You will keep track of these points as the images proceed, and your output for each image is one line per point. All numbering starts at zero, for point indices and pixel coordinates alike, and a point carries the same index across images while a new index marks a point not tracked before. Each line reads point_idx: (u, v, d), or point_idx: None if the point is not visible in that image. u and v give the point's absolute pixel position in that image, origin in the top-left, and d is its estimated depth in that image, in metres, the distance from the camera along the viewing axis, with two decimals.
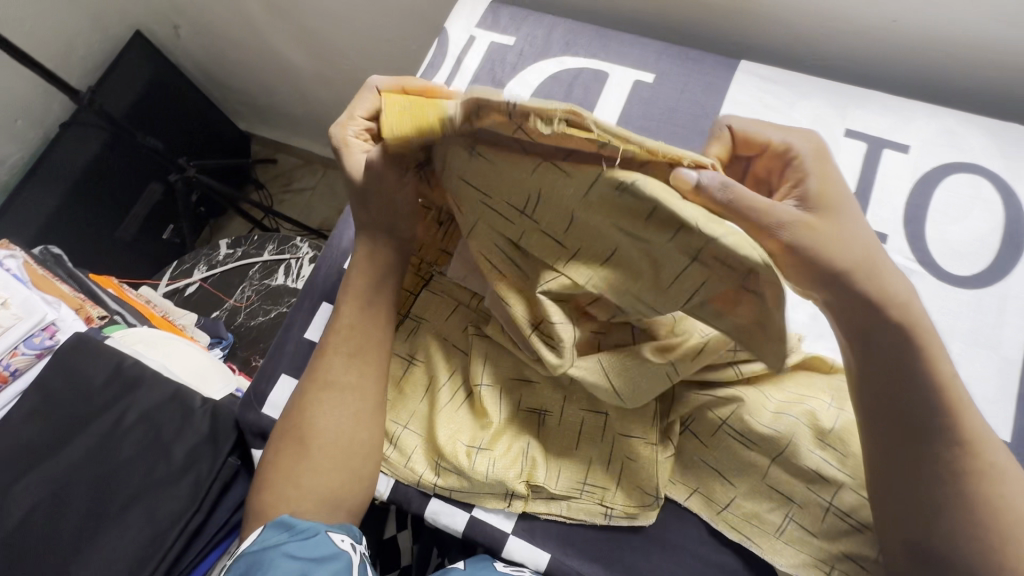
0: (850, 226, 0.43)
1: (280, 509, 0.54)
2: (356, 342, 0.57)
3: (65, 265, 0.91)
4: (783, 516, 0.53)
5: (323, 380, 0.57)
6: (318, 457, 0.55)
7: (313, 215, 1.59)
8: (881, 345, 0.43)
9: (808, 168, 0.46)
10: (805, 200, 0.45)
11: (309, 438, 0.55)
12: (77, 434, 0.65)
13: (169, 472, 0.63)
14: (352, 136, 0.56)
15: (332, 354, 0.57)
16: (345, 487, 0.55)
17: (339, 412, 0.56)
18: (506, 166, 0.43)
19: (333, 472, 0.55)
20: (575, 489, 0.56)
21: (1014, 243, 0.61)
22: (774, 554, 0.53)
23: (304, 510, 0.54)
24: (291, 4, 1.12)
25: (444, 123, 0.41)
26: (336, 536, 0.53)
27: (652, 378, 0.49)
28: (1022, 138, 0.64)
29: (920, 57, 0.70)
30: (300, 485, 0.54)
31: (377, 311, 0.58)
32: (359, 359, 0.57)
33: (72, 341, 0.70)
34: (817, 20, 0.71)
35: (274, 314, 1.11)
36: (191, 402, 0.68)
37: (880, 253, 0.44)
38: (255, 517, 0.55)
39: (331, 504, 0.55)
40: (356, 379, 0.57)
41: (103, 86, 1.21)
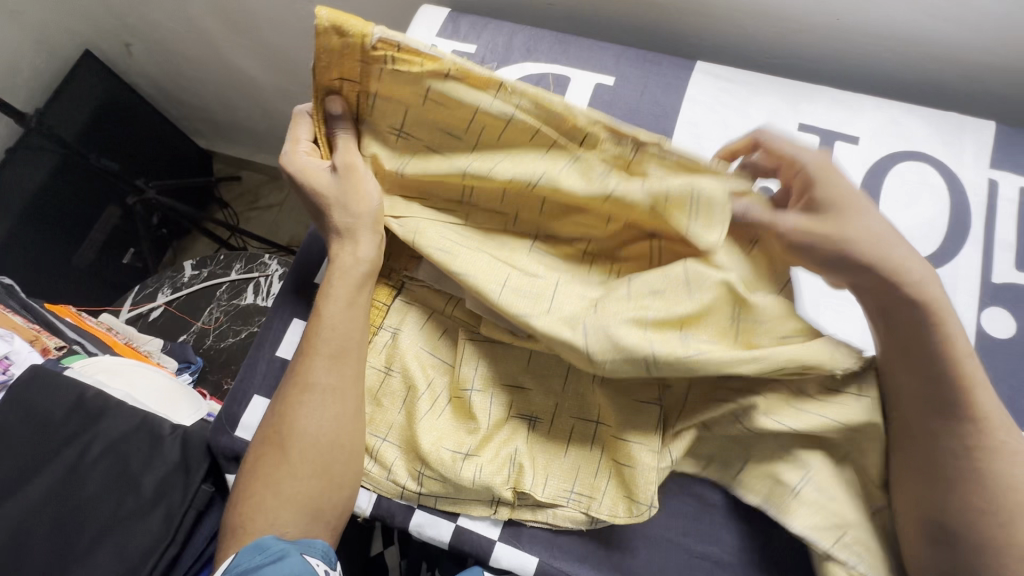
0: (856, 222, 0.46)
1: (259, 522, 0.52)
2: (339, 344, 0.56)
3: (18, 295, 0.87)
4: (800, 479, 0.51)
5: (303, 383, 0.55)
6: (298, 463, 0.53)
7: (281, 232, 1.56)
8: (910, 320, 0.45)
9: (811, 178, 0.49)
10: (811, 208, 0.49)
11: (291, 443, 0.54)
12: (38, 471, 0.61)
13: (138, 506, 0.61)
14: (303, 155, 0.57)
15: (313, 356, 0.55)
16: (324, 497, 0.54)
17: (319, 413, 0.54)
18: (438, 129, 0.55)
19: (314, 478, 0.53)
20: (561, 496, 0.56)
21: (959, 227, 0.63)
22: (791, 516, 0.51)
23: (285, 521, 0.52)
24: (248, 19, 1.11)
25: (371, 100, 0.55)
26: (312, 560, 0.51)
27: (636, 339, 0.47)
28: (959, 126, 0.67)
29: (862, 52, 0.73)
30: (280, 493, 0.53)
31: (357, 312, 0.57)
32: (342, 361, 0.55)
33: (28, 374, 0.66)
34: (765, 20, 0.74)
35: (244, 335, 1.08)
36: (159, 429, 0.65)
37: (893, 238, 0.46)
38: (233, 533, 0.53)
39: (310, 515, 0.53)
40: (338, 381, 0.55)
41: (52, 107, 1.17)
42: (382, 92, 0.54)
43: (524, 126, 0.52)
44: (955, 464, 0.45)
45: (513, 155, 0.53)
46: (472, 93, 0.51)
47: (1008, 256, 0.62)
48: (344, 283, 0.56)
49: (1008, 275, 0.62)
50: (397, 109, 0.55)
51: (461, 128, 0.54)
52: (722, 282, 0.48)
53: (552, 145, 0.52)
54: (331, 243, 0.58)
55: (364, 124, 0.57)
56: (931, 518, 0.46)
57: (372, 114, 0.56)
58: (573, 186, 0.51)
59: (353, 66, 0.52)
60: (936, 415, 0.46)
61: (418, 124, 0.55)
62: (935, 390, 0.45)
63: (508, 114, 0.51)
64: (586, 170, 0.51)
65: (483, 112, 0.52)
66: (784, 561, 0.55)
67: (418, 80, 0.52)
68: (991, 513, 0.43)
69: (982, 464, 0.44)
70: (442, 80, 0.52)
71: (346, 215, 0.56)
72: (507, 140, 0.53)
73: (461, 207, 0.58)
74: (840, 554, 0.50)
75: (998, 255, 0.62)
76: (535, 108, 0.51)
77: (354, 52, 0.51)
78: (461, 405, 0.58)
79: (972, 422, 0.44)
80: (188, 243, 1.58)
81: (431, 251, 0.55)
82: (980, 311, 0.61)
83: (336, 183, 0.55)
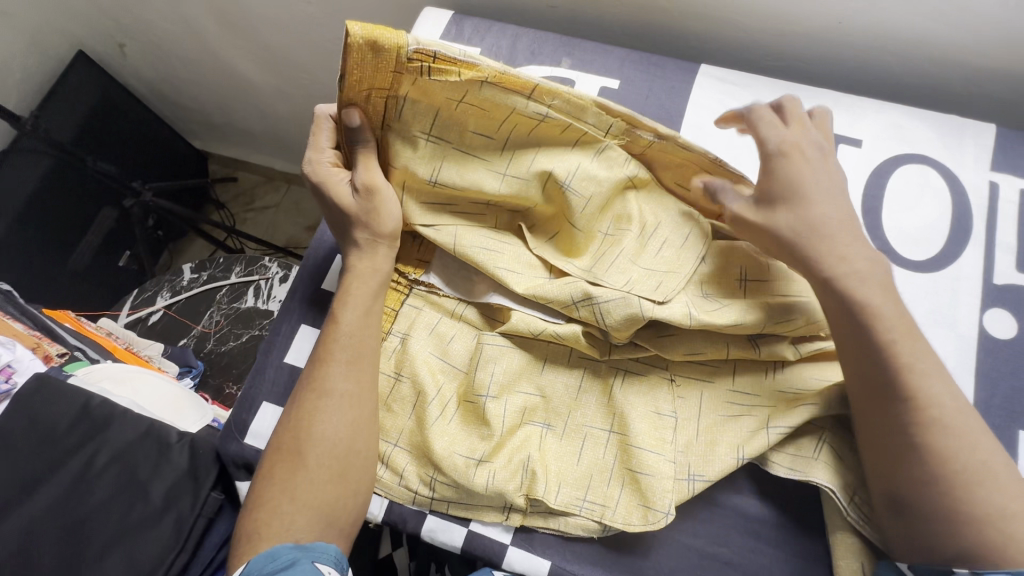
0: (805, 208, 0.51)
1: (275, 528, 0.52)
2: (355, 349, 0.57)
3: (17, 302, 0.86)
4: (814, 448, 0.55)
5: (319, 389, 0.55)
6: (314, 468, 0.53)
7: (278, 233, 1.56)
8: (841, 307, 0.49)
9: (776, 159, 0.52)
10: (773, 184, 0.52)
11: (308, 447, 0.54)
12: (46, 480, 0.61)
13: (147, 514, 0.61)
14: (326, 167, 0.58)
15: (330, 361, 0.56)
16: (339, 503, 0.54)
17: (337, 418, 0.54)
18: (475, 123, 0.55)
19: (330, 484, 0.53)
20: (574, 504, 0.56)
21: (961, 228, 0.64)
22: (814, 473, 0.54)
23: (299, 526, 0.52)
24: (244, 20, 1.10)
25: (398, 104, 0.54)
26: (323, 568, 0.49)
27: (673, 314, 0.54)
28: (960, 126, 0.67)
29: (865, 55, 0.74)
30: (295, 499, 0.52)
31: (373, 319, 0.59)
32: (357, 366, 0.56)
33: (32, 382, 0.65)
34: (768, 22, 0.74)
35: (247, 338, 1.08)
36: (167, 436, 0.65)
37: (829, 229, 0.50)
38: (247, 538, 0.52)
39: (323, 522, 0.53)
40: (355, 388, 0.56)
41: (46, 110, 1.15)
42: (410, 98, 0.53)
43: (557, 121, 0.54)
44: (896, 437, 0.47)
45: (546, 149, 0.56)
46: (508, 97, 0.53)
47: (1009, 257, 0.63)
48: (363, 289, 0.58)
49: (1009, 277, 0.62)
50: (428, 113, 0.54)
51: (493, 129, 0.55)
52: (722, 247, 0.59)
53: (580, 139, 0.56)
54: (350, 253, 0.60)
55: (389, 130, 0.56)
56: (888, 491, 0.49)
57: (397, 117, 0.55)
58: (606, 176, 0.56)
59: (386, 76, 0.51)
60: (861, 384, 0.49)
61: (451, 126, 0.55)
62: (871, 373, 0.48)
63: (542, 113, 0.53)
64: (609, 161, 0.56)
65: (519, 117, 0.54)
66: (791, 561, 0.56)
67: (452, 86, 0.52)
68: (943, 488, 0.45)
69: (941, 442, 0.45)
70: (478, 87, 0.52)
71: (368, 232, 0.59)
72: (539, 137, 0.56)
73: (486, 210, 0.61)
74: (851, 512, 0.53)
75: (998, 257, 0.63)
76: (567, 104, 0.53)
77: (389, 63, 0.50)
78: (472, 412, 0.58)
79: (904, 401, 0.46)
80: (184, 246, 1.57)
81: (473, 251, 0.60)
82: (982, 312, 0.61)
83: (355, 203, 0.57)
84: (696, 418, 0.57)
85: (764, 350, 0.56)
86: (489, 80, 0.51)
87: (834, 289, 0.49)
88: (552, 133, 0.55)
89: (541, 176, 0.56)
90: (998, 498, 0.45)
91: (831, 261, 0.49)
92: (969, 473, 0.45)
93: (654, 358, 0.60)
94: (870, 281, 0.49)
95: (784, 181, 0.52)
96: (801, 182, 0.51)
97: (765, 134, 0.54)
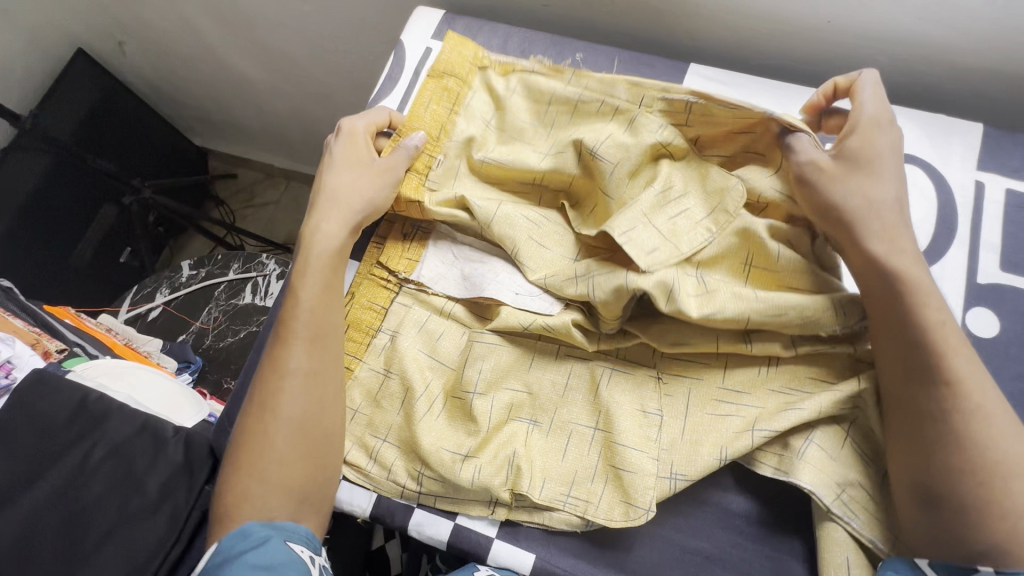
0: (870, 182, 0.54)
1: (247, 510, 0.53)
2: (316, 327, 0.58)
3: (17, 298, 0.88)
4: (805, 442, 0.55)
5: (280, 369, 0.56)
6: (280, 447, 0.54)
7: (277, 230, 1.57)
8: (882, 287, 0.51)
9: (861, 130, 0.56)
10: (847, 153, 0.55)
11: (273, 428, 0.55)
12: (43, 474, 0.62)
13: (143, 506, 0.62)
14: (359, 133, 0.66)
15: (291, 341, 0.57)
16: (308, 480, 0.55)
17: (299, 398, 0.55)
18: (524, 110, 0.68)
19: (298, 462, 0.54)
20: (558, 500, 0.57)
21: (946, 228, 0.64)
22: (799, 473, 0.54)
23: (271, 507, 0.53)
24: (240, 17, 1.11)
25: (461, 94, 0.71)
26: (295, 547, 0.52)
27: (659, 283, 0.54)
28: (948, 126, 0.68)
29: (855, 54, 0.74)
30: (265, 479, 0.53)
31: (332, 296, 0.60)
32: (319, 344, 0.57)
33: (30, 378, 0.67)
34: (758, 22, 0.74)
35: (244, 334, 1.09)
36: (162, 431, 0.66)
37: (888, 211, 0.53)
38: (219, 520, 0.53)
39: (296, 498, 0.54)
40: (317, 365, 0.57)
41: (45, 108, 1.16)
42: (479, 89, 0.71)
43: (599, 98, 0.64)
44: (933, 427, 0.47)
45: (586, 125, 0.64)
46: (552, 81, 0.67)
47: (993, 257, 0.63)
48: (321, 265, 0.60)
49: (993, 276, 0.63)
50: (490, 96, 0.70)
51: (544, 111, 0.68)
52: (741, 229, 0.57)
53: (615, 113, 0.63)
54: (312, 219, 0.62)
55: (455, 115, 0.71)
56: (918, 481, 0.48)
57: (465, 103, 0.71)
58: (634, 143, 0.60)
59: (464, 76, 0.72)
60: (907, 366, 0.49)
61: (506, 109, 0.69)
62: (904, 352, 0.50)
63: (576, 96, 0.66)
64: (642, 127, 0.61)
65: (564, 101, 0.66)
66: (771, 556, 0.57)
67: (509, 77, 0.70)
68: (978, 477, 0.46)
69: (964, 425, 0.47)
70: (529, 76, 0.69)
71: (343, 196, 0.63)
72: (580, 118, 0.65)
73: (536, 186, 0.67)
74: (838, 510, 0.53)
75: (983, 256, 0.63)
76: (601, 87, 0.64)
77: (470, 68, 0.72)
78: (461, 408, 0.60)
79: (942, 387, 0.47)
80: (185, 242, 1.59)
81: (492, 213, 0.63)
82: (965, 312, 0.62)
83: (364, 172, 0.64)
84: (682, 416, 0.58)
85: (756, 345, 0.56)
86: (540, 68, 0.68)
87: (878, 265, 0.51)
88: (585, 114, 0.65)
89: (576, 145, 0.62)
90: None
91: (884, 244, 0.52)
92: (995, 478, 0.45)
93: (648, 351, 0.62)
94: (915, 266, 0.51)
95: (863, 150, 0.55)
96: (874, 156, 0.55)
97: (860, 100, 0.57)
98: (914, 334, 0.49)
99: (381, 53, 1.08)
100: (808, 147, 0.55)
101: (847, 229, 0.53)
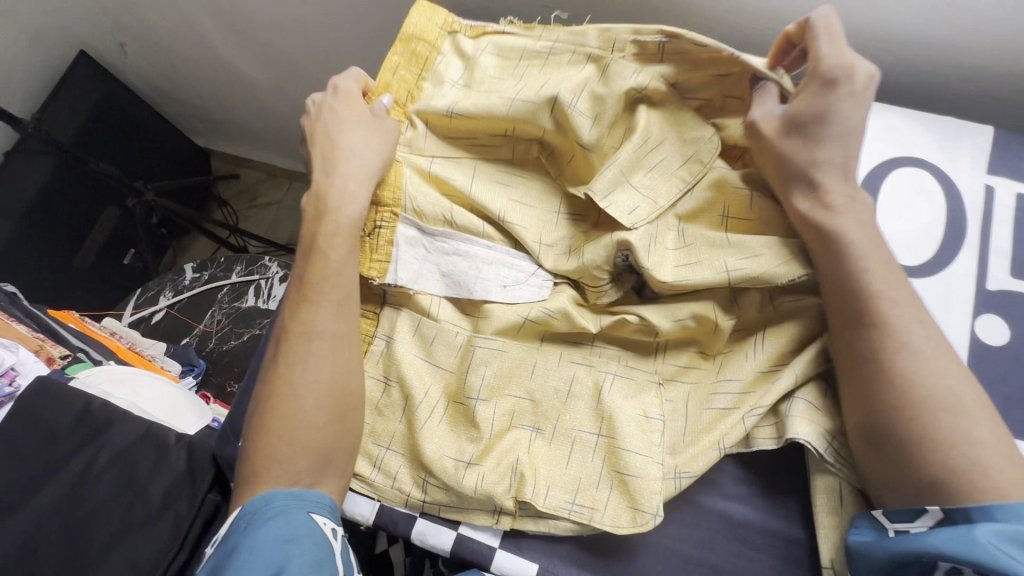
0: (815, 140, 0.53)
1: (275, 471, 0.54)
2: (343, 291, 0.60)
3: (21, 304, 0.88)
4: (792, 402, 0.55)
5: (308, 332, 0.58)
6: (308, 408, 0.56)
7: (281, 231, 1.57)
8: (817, 238, 0.53)
9: (812, 88, 0.53)
10: (798, 113, 0.53)
11: (302, 390, 0.56)
12: (49, 481, 0.63)
13: (147, 514, 0.62)
14: (351, 93, 0.67)
15: (319, 304, 0.59)
16: (334, 440, 0.57)
17: (326, 361, 0.58)
18: (495, 69, 0.67)
19: (326, 423, 0.56)
20: (563, 508, 0.56)
21: (956, 233, 0.63)
22: (794, 428, 0.53)
23: (298, 470, 0.55)
24: (241, 18, 1.10)
25: (431, 52, 0.69)
26: (318, 518, 0.53)
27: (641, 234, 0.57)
28: (957, 130, 0.66)
29: (863, 55, 0.73)
30: (294, 441, 0.55)
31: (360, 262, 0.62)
32: (345, 309, 0.59)
33: (35, 386, 0.67)
34: (762, 22, 0.73)
35: (247, 337, 1.09)
36: (165, 438, 0.66)
37: (833, 164, 0.53)
38: (246, 480, 0.55)
39: (322, 460, 0.56)
40: (343, 329, 0.59)
41: (47, 112, 1.16)
42: (449, 53, 0.69)
43: (570, 49, 0.64)
44: (866, 368, 0.49)
45: (558, 74, 0.63)
46: (519, 38, 0.67)
47: (1003, 263, 0.62)
48: (350, 235, 0.61)
49: (1003, 282, 0.62)
50: (459, 52, 0.69)
51: (513, 69, 0.66)
52: (715, 181, 0.60)
53: (589, 58, 0.62)
54: (328, 185, 0.62)
55: (425, 77, 0.69)
56: (864, 424, 0.50)
57: (432, 67, 0.69)
58: (610, 92, 0.60)
59: (433, 31, 0.69)
60: (838, 312, 0.51)
61: (476, 68, 0.67)
62: (838, 299, 0.51)
63: (546, 48, 0.65)
64: (618, 73, 0.60)
65: (530, 54, 0.66)
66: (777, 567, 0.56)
67: (478, 34, 0.69)
68: (910, 414, 0.47)
69: (889, 364, 0.48)
70: (498, 33, 0.68)
71: (359, 153, 0.63)
72: (552, 67, 0.64)
73: (506, 145, 0.67)
74: (830, 457, 0.53)
75: (992, 262, 0.62)
76: (569, 36, 0.64)
77: (439, 21, 0.69)
78: (464, 414, 0.60)
79: (871, 329, 0.49)
80: (188, 244, 1.59)
81: (471, 186, 0.65)
82: (974, 318, 0.61)
83: (369, 127, 0.65)
84: (684, 417, 0.59)
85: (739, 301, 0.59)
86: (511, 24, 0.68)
87: (811, 219, 0.53)
88: (556, 62, 0.64)
89: (551, 101, 0.61)
90: (961, 425, 0.46)
91: (813, 198, 0.53)
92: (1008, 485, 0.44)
93: (649, 345, 0.62)
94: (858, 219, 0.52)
95: (813, 111, 0.52)
96: (826, 116, 0.52)
97: (816, 50, 0.53)
98: (846, 284, 0.51)
99: (382, 54, 1.08)
100: (770, 100, 0.56)
101: (787, 184, 0.55)
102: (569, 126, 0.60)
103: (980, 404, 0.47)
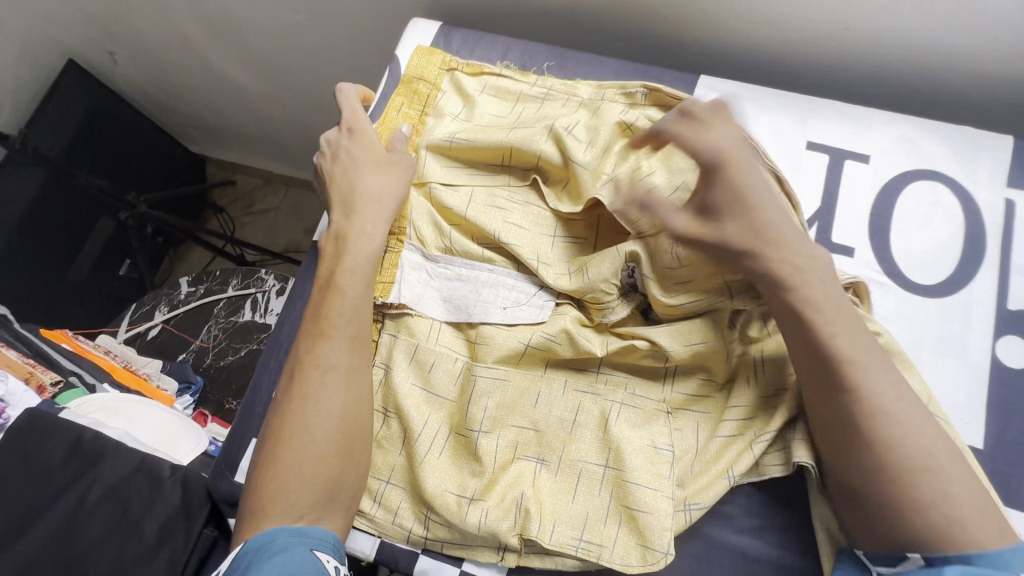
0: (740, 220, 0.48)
1: (280, 506, 0.51)
2: (356, 325, 0.57)
3: (11, 328, 0.86)
4: (795, 426, 0.53)
5: (320, 365, 0.55)
6: (319, 442, 0.53)
7: (278, 238, 1.54)
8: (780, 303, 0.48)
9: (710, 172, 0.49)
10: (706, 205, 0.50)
11: (314, 422, 0.54)
12: (37, 520, 0.60)
13: (141, 552, 0.60)
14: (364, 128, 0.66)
15: (331, 337, 0.56)
16: (341, 475, 0.54)
17: (338, 394, 0.55)
18: (493, 106, 0.70)
19: (335, 459, 0.53)
20: (569, 545, 0.54)
21: (975, 250, 0.61)
22: (798, 450, 0.52)
23: (304, 505, 0.51)
24: (233, 27, 1.08)
25: (431, 88, 0.72)
26: (323, 556, 0.49)
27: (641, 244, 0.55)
28: (975, 142, 0.64)
29: (876, 62, 0.70)
30: (303, 474, 0.52)
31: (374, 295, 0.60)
32: (359, 343, 0.57)
33: (23, 418, 0.65)
34: (771, 28, 0.70)
35: (245, 352, 1.08)
36: (158, 471, 0.65)
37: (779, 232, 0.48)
38: (252, 516, 0.51)
39: (328, 495, 0.53)
40: (356, 363, 0.57)
41: (35, 125, 1.14)
42: (449, 89, 0.72)
43: (562, 94, 0.68)
44: (847, 432, 0.45)
45: (550, 112, 0.67)
46: (513, 79, 0.71)
47: None
48: (363, 270, 0.59)
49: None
50: (457, 88, 0.72)
51: (508, 107, 0.70)
52: None
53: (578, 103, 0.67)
54: (349, 223, 0.61)
55: (427, 111, 0.71)
56: (844, 481, 0.47)
57: (434, 103, 0.71)
58: (602, 125, 0.63)
59: (434, 72, 0.73)
60: (808, 371, 0.48)
61: (473, 103, 0.71)
62: (810, 362, 0.47)
63: (540, 93, 0.69)
64: (604, 113, 0.64)
65: (525, 96, 0.70)
66: None
67: (478, 75, 0.72)
68: (891, 477, 0.44)
69: (867, 429, 0.44)
70: (494, 76, 0.72)
71: (381, 191, 0.63)
72: (545, 107, 0.68)
73: (502, 172, 0.67)
74: None
75: (1014, 281, 0.60)
76: (561, 86, 0.69)
77: (439, 62, 0.74)
78: (466, 446, 0.58)
79: (846, 394, 0.45)
80: (184, 253, 1.57)
81: (470, 206, 0.64)
82: (995, 340, 0.58)
83: (388, 164, 0.64)
84: (693, 449, 0.56)
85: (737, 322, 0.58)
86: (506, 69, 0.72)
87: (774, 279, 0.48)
88: (551, 103, 0.68)
89: (546, 129, 0.64)
90: (939, 485, 0.43)
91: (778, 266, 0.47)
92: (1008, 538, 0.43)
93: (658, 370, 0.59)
94: (823, 281, 0.47)
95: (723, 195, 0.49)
96: (743, 195, 0.48)
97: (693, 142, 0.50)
98: (822, 346, 0.46)
99: (378, 61, 1.05)
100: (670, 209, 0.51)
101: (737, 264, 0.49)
102: (563, 147, 0.62)
103: (955, 456, 0.44)
